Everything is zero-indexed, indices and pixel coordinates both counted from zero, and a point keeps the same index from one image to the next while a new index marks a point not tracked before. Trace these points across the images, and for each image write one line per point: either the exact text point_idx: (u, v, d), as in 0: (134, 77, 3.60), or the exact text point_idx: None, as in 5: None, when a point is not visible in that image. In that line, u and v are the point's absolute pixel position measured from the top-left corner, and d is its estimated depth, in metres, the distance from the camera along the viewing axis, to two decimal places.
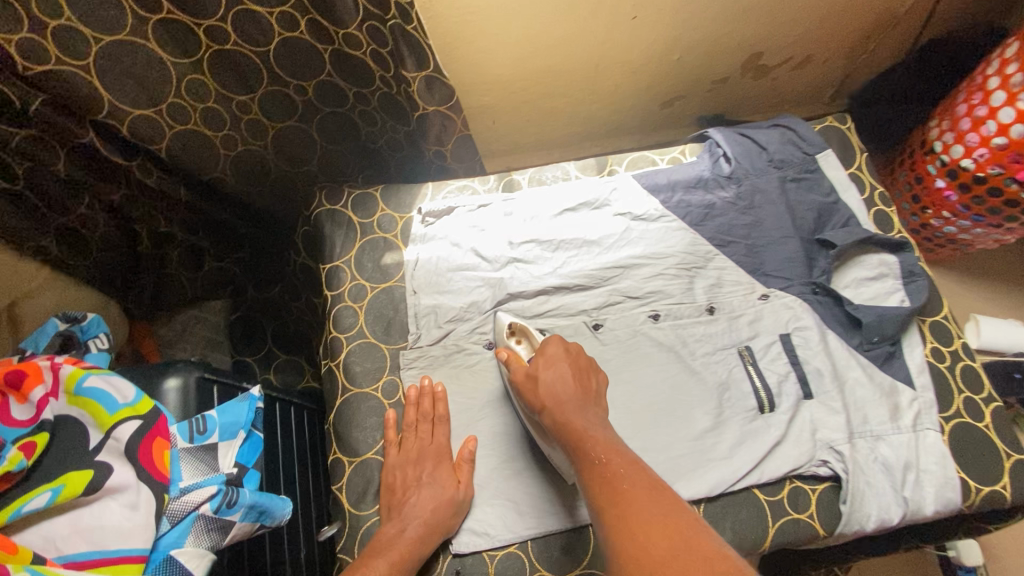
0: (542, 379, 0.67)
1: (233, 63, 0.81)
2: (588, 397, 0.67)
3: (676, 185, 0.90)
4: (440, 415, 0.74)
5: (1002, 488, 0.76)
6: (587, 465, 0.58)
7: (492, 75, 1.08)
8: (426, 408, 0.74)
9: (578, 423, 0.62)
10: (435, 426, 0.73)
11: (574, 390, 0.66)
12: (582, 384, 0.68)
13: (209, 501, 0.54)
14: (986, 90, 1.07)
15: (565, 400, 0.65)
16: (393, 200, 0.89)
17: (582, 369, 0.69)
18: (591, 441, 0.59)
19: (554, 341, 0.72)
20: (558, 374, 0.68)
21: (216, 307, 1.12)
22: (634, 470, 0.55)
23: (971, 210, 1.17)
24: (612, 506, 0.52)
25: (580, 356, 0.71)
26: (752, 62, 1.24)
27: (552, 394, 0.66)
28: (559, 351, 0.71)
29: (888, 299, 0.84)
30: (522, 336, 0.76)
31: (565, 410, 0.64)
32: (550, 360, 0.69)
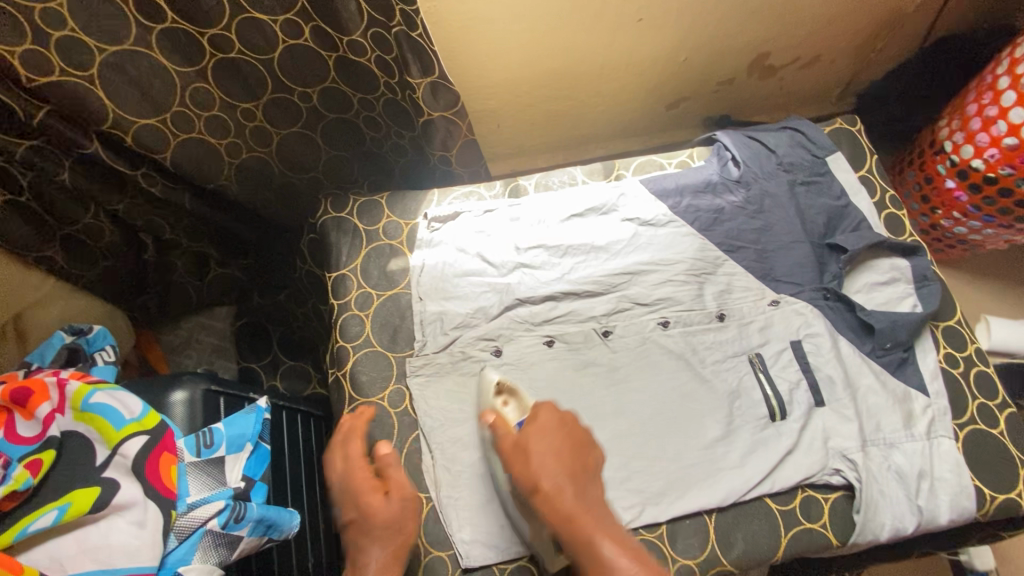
0: (537, 455, 0.62)
1: (237, 70, 0.81)
2: (588, 476, 0.63)
3: (684, 189, 0.89)
4: (354, 435, 0.69)
5: (1017, 495, 0.75)
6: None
7: (496, 79, 1.07)
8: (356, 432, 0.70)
9: (582, 518, 0.58)
10: (349, 445, 0.69)
11: (571, 472, 0.62)
12: (580, 461, 0.63)
13: (216, 516, 0.54)
14: (995, 89, 1.06)
15: (563, 487, 0.60)
16: (399, 206, 0.88)
17: (579, 442, 0.65)
18: (602, 546, 0.55)
19: (546, 411, 0.66)
20: (552, 451, 0.63)
21: (222, 313, 1.12)
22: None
23: (982, 211, 1.16)
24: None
25: (575, 426, 0.66)
26: (759, 63, 1.23)
27: (543, 476, 0.61)
28: (551, 420, 0.66)
29: (899, 304, 0.83)
30: (510, 397, 0.71)
31: (559, 498, 0.60)
32: (545, 435, 0.64)
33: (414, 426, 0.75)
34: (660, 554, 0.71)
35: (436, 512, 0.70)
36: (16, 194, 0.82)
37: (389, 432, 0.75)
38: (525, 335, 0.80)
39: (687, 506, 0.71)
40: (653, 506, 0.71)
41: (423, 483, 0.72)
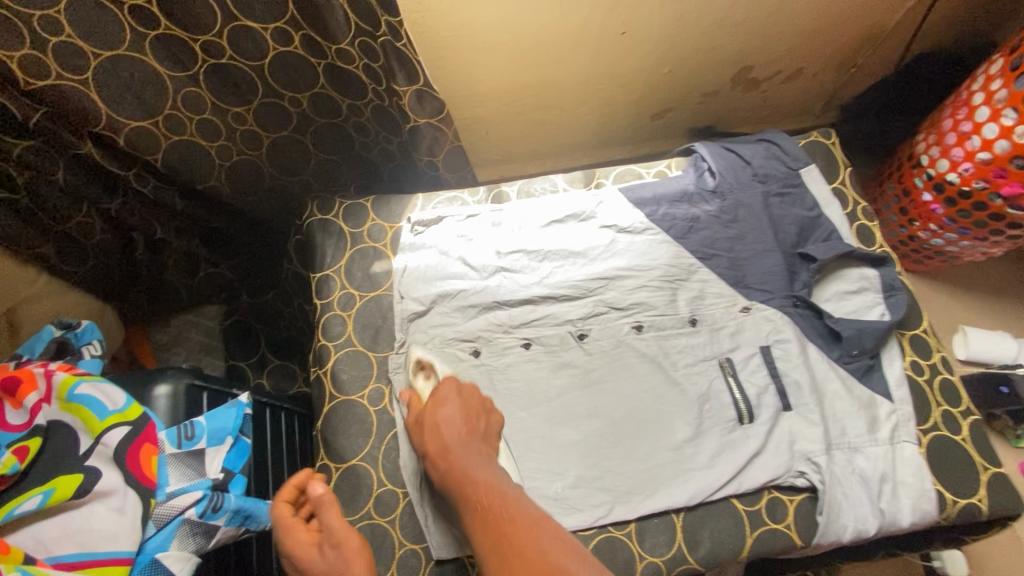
0: (435, 420, 0.66)
1: (229, 76, 0.84)
2: (477, 438, 0.65)
3: (661, 199, 0.92)
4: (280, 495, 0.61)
5: (978, 500, 0.77)
6: (470, 510, 0.57)
7: (484, 88, 1.10)
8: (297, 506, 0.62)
9: (460, 466, 0.61)
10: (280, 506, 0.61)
11: (462, 433, 0.65)
12: (469, 426, 0.66)
13: (194, 505, 0.56)
14: (971, 105, 1.08)
15: (454, 443, 0.64)
16: (383, 210, 0.91)
17: (473, 408, 0.68)
18: (472, 486, 0.58)
19: (446, 385, 0.70)
20: (449, 415, 0.67)
21: (211, 312, 1.14)
22: (513, 509, 0.54)
23: (957, 223, 1.18)
24: (495, 542, 0.51)
25: (473, 396, 0.70)
26: (742, 76, 1.26)
27: (435, 437, 0.65)
28: (449, 391, 0.70)
29: (869, 312, 0.85)
30: (430, 371, 0.77)
31: (448, 455, 0.63)
32: (440, 403, 0.68)
33: (392, 423, 0.77)
34: (628, 552, 0.72)
35: (411, 507, 0.72)
36: (13, 193, 0.83)
37: (368, 430, 0.77)
38: (503, 337, 0.82)
39: (654, 505, 0.73)
40: (623, 504, 0.73)
41: (400, 479, 0.74)
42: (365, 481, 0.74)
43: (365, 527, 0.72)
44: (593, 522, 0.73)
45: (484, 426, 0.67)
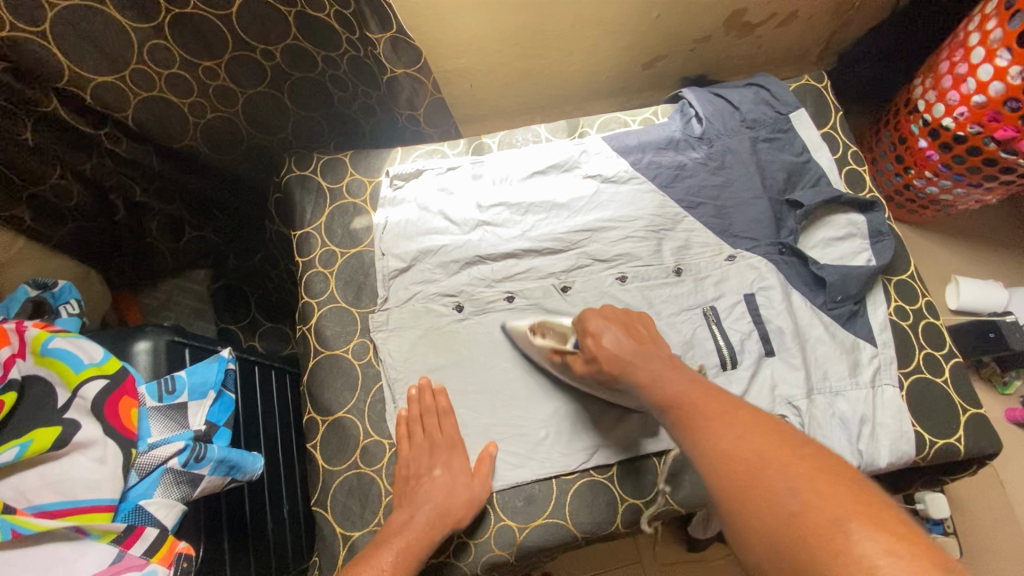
0: (605, 349, 0.67)
1: (197, 27, 0.81)
2: (647, 345, 0.68)
3: (646, 146, 0.89)
4: (442, 410, 0.74)
5: (956, 440, 0.78)
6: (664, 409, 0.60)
7: (464, 38, 1.06)
8: (428, 404, 0.74)
9: (646, 375, 0.63)
10: (439, 419, 0.73)
11: (636, 349, 0.67)
12: (635, 339, 0.69)
13: (176, 456, 0.58)
14: (967, 46, 1.04)
15: (635, 357, 0.66)
16: (362, 164, 0.88)
17: (629, 325, 0.71)
18: (676, 395, 0.60)
19: (591, 315, 0.71)
20: (613, 339, 0.68)
21: (199, 277, 1.13)
22: (704, 401, 0.57)
23: (952, 170, 1.16)
24: (694, 428, 0.56)
25: (618, 314, 0.73)
26: (734, 20, 1.21)
27: (614, 361, 0.66)
28: (598, 322, 0.70)
29: (855, 258, 0.84)
30: (545, 330, 0.76)
31: (633, 369, 0.65)
32: (601, 333, 0.69)
33: (377, 376, 0.78)
34: (610, 494, 0.74)
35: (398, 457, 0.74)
36: None
37: (353, 384, 0.77)
38: (487, 291, 0.82)
39: (637, 449, 0.74)
40: (607, 449, 0.74)
41: (386, 431, 0.75)
42: (351, 433, 0.75)
43: (351, 477, 0.73)
44: (575, 466, 0.73)
45: (646, 333, 0.71)
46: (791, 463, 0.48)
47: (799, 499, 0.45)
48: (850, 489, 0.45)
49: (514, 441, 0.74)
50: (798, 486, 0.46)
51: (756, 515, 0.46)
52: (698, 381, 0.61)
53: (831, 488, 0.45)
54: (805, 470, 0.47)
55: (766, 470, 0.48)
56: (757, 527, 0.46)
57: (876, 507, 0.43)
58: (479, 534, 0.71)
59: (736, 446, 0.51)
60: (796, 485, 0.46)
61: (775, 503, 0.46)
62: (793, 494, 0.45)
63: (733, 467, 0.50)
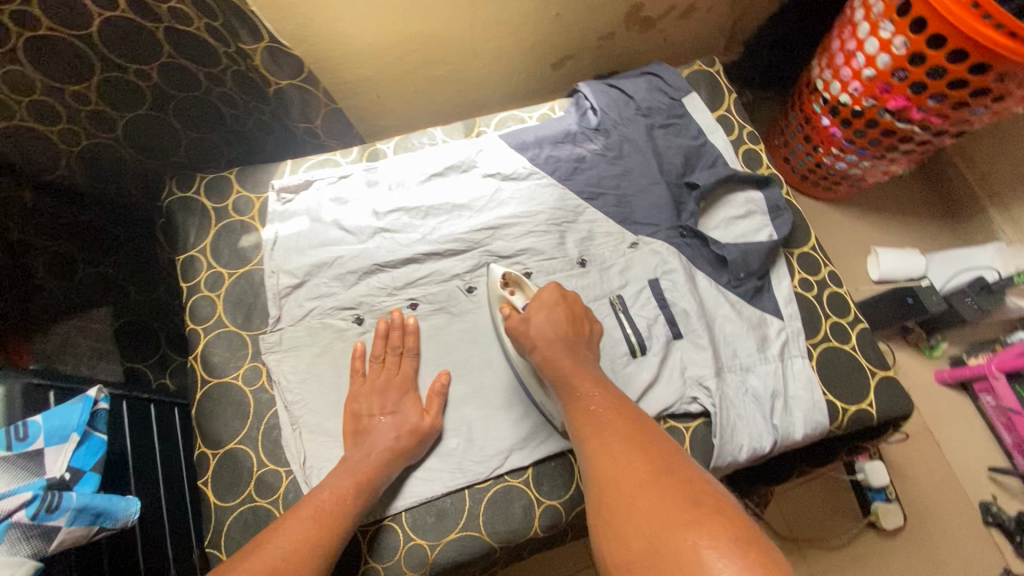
0: (539, 317, 0.71)
1: (55, 49, 0.76)
2: (580, 338, 0.71)
3: (542, 141, 0.89)
4: (408, 349, 0.75)
5: (867, 405, 0.79)
6: (573, 410, 0.63)
7: (360, 49, 1.04)
8: (394, 340, 0.75)
9: (568, 365, 0.67)
10: (402, 357, 0.75)
11: (567, 333, 0.70)
12: (572, 326, 0.71)
13: (24, 507, 0.53)
14: (852, 23, 1.08)
15: (563, 341, 0.69)
16: (249, 181, 0.84)
17: (576, 315, 0.73)
18: (584, 398, 0.63)
19: (550, 287, 0.74)
20: (552, 317, 0.71)
21: (100, 314, 1.00)
22: (607, 411, 0.61)
23: (855, 144, 1.20)
24: (596, 446, 0.58)
25: (575, 303, 0.74)
26: (634, 15, 1.23)
27: (543, 334, 0.69)
28: (552, 297, 0.73)
29: (757, 235, 0.85)
30: (516, 287, 0.77)
31: (557, 351, 0.68)
32: (546, 306, 0.72)
33: (271, 402, 0.73)
34: (525, 498, 0.70)
35: (296, 485, 0.69)
36: None
37: (244, 412, 0.73)
38: (387, 300, 0.79)
39: (550, 449, 0.72)
40: (519, 451, 0.72)
41: (283, 458, 0.71)
42: (244, 464, 0.70)
43: (245, 512, 0.68)
44: (487, 474, 0.70)
45: (588, 331, 0.73)
46: (669, 480, 0.51)
47: (666, 510, 0.48)
48: (715, 505, 0.48)
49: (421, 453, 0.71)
50: (686, 503, 0.48)
51: (624, 520, 0.50)
52: (609, 390, 0.65)
53: (698, 502, 0.48)
54: (681, 485, 0.50)
55: (659, 488, 0.50)
56: (632, 538, 0.48)
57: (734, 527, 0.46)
58: (388, 557, 0.67)
59: (634, 465, 0.54)
60: (667, 499, 0.49)
61: (643, 512, 0.49)
62: (680, 510, 0.48)
63: (616, 477, 0.54)
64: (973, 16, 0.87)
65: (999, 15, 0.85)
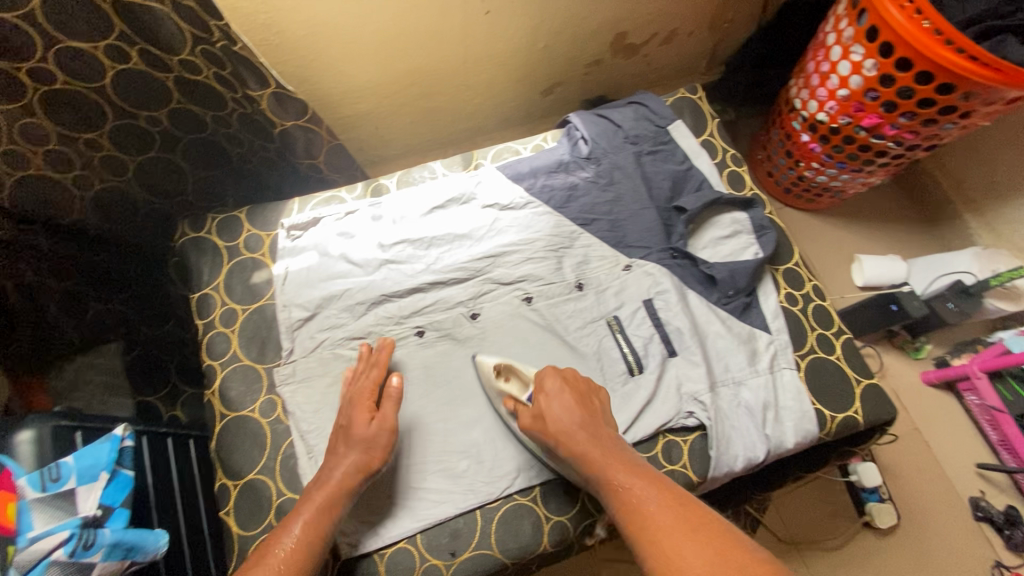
0: (552, 407, 0.71)
1: (69, 102, 0.80)
2: (595, 415, 0.71)
3: (537, 171, 0.93)
4: (376, 363, 0.76)
5: (854, 412, 0.83)
6: (615, 501, 0.64)
7: (358, 85, 1.08)
8: (374, 360, 0.76)
9: (594, 453, 0.67)
10: (371, 372, 0.75)
11: (582, 416, 0.70)
12: (585, 405, 0.72)
13: (62, 546, 0.57)
14: (826, 46, 1.14)
15: (581, 428, 0.69)
16: (258, 219, 0.88)
17: (583, 393, 0.73)
18: (623, 486, 0.64)
19: (550, 373, 0.75)
20: (565, 405, 0.71)
21: (109, 350, 1.03)
22: (653, 500, 0.62)
23: (834, 159, 1.26)
24: (648, 538, 0.60)
25: (578, 380, 0.75)
26: (619, 43, 1.28)
27: (559, 428, 0.69)
28: (555, 383, 0.74)
29: (743, 253, 0.90)
30: (510, 374, 0.78)
31: (577, 441, 0.68)
32: (552, 394, 0.72)
33: (287, 432, 0.77)
34: (534, 515, 0.74)
35: None
36: None
37: (262, 442, 0.76)
38: (396, 330, 0.83)
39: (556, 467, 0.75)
40: (526, 470, 0.75)
41: (300, 486, 0.74)
42: (264, 494, 0.74)
43: (266, 540, 0.71)
44: (497, 494, 0.74)
45: (599, 405, 0.73)
46: (738, 569, 0.54)
47: None
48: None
49: (433, 474, 0.75)
50: None
51: None
52: (641, 468, 0.66)
53: None
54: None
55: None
56: None
57: None
58: None
59: (696, 555, 0.56)
60: None
61: None
62: None
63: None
64: (936, 42, 0.92)
65: (961, 41, 0.90)
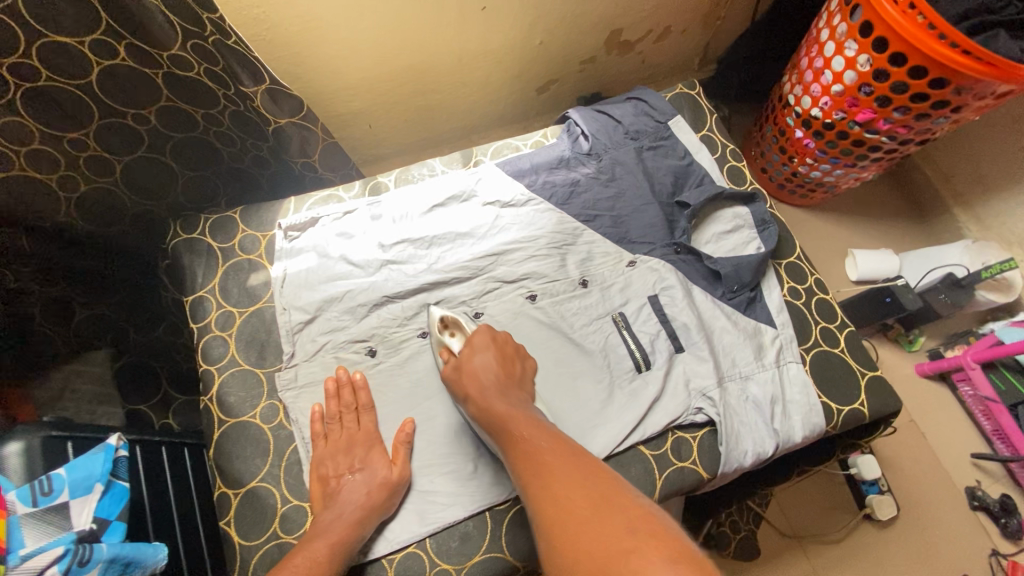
0: (474, 362, 0.72)
1: (54, 99, 0.77)
2: (510, 379, 0.72)
3: (538, 168, 0.92)
4: (364, 405, 0.75)
5: (860, 405, 0.83)
6: (511, 450, 0.62)
7: (352, 82, 1.06)
8: (347, 398, 0.75)
9: (500, 407, 0.67)
10: (360, 415, 0.75)
11: (497, 374, 0.71)
12: (504, 368, 0.73)
13: (56, 563, 0.53)
14: (819, 42, 1.14)
15: (491, 385, 0.70)
16: (254, 220, 0.86)
17: (508, 354, 0.75)
18: (517, 435, 0.63)
19: (480, 331, 0.77)
20: (484, 360, 0.73)
21: (98, 357, 0.99)
22: (547, 448, 0.60)
23: (829, 154, 1.27)
24: (536, 481, 0.57)
25: (507, 343, 0.77)
26: (615, 39, 1.28)
27: (475, 380, 0.71)
28: (484, 339, 0.76)
29: (746, 248, 0.89)
30: (454, 329, 0.79)
31: (487, 397, 0.69)
32: (478, 349, 0.74)
33: (290, 438, 0.75)
34: None
35: None
36: None
37: (264, 449, 0.74)
38: (399, 330, 0.81)
39: None
40: None
41: (305, 493, 0.72)
42: (268, 501, 0.71)
43: (271, 549, 0.69)
44: (507, 495, 0.72)
45: (520, 371, 0.74)
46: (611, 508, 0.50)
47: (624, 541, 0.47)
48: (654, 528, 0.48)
49: (443, 477, 0.73)
50: (624, 527, 0.48)
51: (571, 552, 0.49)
52: (540, 424, 0.65)
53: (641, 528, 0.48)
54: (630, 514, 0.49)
55: (598, 514, 0.50)
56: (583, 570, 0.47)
57: (682, 549, 0.46)
58: None
59: (574, 494, 0.53)
60: (612, 527, 0.48)
61: (590, 544, 0.48)
62: (619, 532, 0.48)
63: (561, 512, 0.52)
64: (929, 36, 0.93)
65: (953, 35, 0.91)
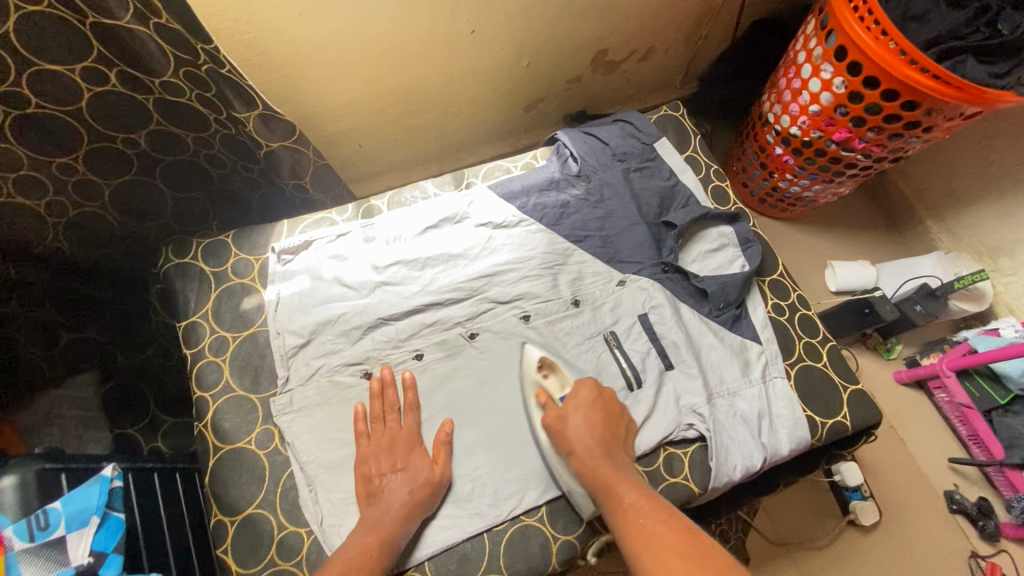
0: (581, 413, 0.74)
1: (45, 126, 0.77)
2: (615, 439, 0.73)
3: (529, 189, 0.94)
4: (410, 405, 0.77)
5: (842, 417, 0.86)
6: (613, 508, 0.65)
7: (342, 103, 1.07)
8: (391, 398, 0.76)
9: (605, 467, 0.69)
10: (404, 414, 0.76)
11: (603, 432, 0.73)
12: (609, 426, 0.74)
13: None
14: (797, 63, 1.19)
15: (597, 443, 0.71)
16: (246, 243, 0.86)
17: (612, 414, 0.76)
18: (620, 496, 0.65)
19: (586, 385, 0.78)
20: (591, 416, 0.74)
21: (84, 381, 0.96)
22: (648, 511, 0.63)
23: (807, 170, 1.31)
24: (635, 542, 0.60)
25: (613, 402, 0.77)
26: (600, 59, 1.31)
27: (581, 434, 0.72)
28: (589, 395, 0.76)
29: (731, 266, 0.92)
30: (553, 373, 0.81)
31: (592, 454, 0.70)
32: (582, 404, 0.75)
33: (286, 463, 0.75)
34: (542, 536, 0.73)
35: (317, 544, 0.71)
36: None
37: (259, 475, 0.74)
38: (393, 352, 0.82)
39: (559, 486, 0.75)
40: (534, 489, 0.75)
41: (302, 519, 0.72)
42: (264, 528, 0.72)
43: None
44: (505, 515, 0.73)
45: (623, 432, 0.75)
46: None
47: None
48: None
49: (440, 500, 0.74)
50: None
51: None
52: (644, 488, 0.67)
53: None
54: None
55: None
56: None
57: None
58: None
59: (673, 559, 0.56)
60: None
61: None
62: None
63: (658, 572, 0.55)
64: (901, 62, 0.97)
65: (924, 61, 0.95)
